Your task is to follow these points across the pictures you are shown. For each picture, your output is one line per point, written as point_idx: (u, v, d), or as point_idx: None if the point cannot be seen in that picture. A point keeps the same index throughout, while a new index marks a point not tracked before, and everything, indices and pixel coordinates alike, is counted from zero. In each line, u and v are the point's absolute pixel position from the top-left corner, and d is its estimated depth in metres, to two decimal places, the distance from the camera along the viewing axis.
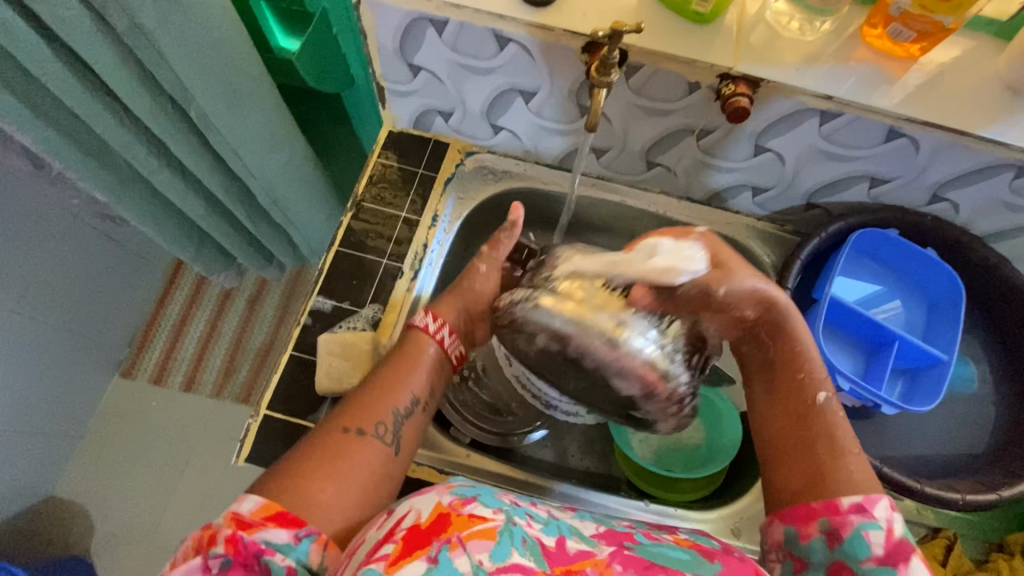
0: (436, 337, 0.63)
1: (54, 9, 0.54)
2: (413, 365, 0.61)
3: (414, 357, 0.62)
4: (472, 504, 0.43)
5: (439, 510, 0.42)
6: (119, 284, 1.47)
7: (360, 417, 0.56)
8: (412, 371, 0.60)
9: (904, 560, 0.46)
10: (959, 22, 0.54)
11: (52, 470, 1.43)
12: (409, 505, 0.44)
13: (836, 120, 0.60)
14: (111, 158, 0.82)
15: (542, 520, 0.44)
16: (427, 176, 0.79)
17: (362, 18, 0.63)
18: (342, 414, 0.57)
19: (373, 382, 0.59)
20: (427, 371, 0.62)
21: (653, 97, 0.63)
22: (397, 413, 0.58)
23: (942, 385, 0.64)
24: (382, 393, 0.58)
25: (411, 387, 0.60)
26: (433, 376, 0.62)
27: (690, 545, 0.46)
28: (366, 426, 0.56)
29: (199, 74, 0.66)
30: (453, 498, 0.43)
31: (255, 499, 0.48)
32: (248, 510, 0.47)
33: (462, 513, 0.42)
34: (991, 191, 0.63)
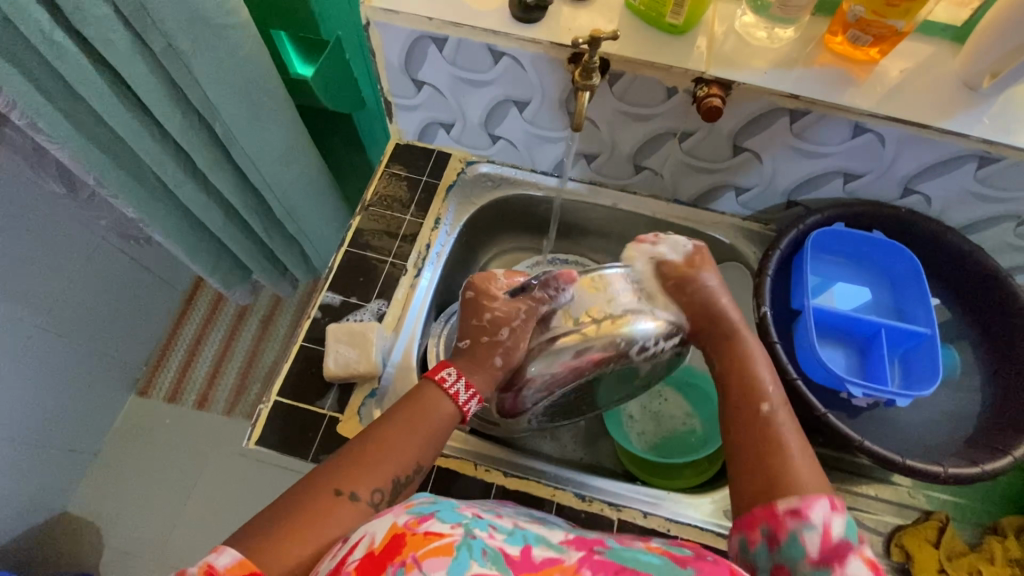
0: (464, 407, 0.58)
1: (102, 32, 0.62)
2: (420, 420, 0.55)
3: (426, 414, 0.56)
4: (430, 521, 0.40)
5: (394, 532, 0.40)
6: (138, 302, 1.54)
7: (352, 475, 0.50)
8: (416, 427, 0.55)
9: (842, 562, 0.43)
10: (910, 26, 0.59)
11: (67, 487, 1.46)
12: (364, 531, 0.42)
13: (805, 118, 0.65)
14: (141, 172, 0.89)
15: (506, 530, 0.42)
16: (430, 183, 0.84)
17: (371, 38, 0.70)
18: (332, 470, 0.51)
19: (377, 436, 0.54)
20: (440, 431, 0.56)
21: (637, 102, 0.69)
22: (397, 480, 0.52)
23: (939, 366, 0.64)
24: (384, 453, 0.52)
25: (412, 451, 0.54)
26: (442, 436, 0.56)
27: (664, 551, 0.43)
28: (358, 488, 0.50)
29: (223, 90, 0.72)
30: (409, 517, 0.41)
31: (231, 554, 0.43)
32: (225, 565, 0.42)
33: (417, 532, 0.39)
34: (959, 182, 0.67)
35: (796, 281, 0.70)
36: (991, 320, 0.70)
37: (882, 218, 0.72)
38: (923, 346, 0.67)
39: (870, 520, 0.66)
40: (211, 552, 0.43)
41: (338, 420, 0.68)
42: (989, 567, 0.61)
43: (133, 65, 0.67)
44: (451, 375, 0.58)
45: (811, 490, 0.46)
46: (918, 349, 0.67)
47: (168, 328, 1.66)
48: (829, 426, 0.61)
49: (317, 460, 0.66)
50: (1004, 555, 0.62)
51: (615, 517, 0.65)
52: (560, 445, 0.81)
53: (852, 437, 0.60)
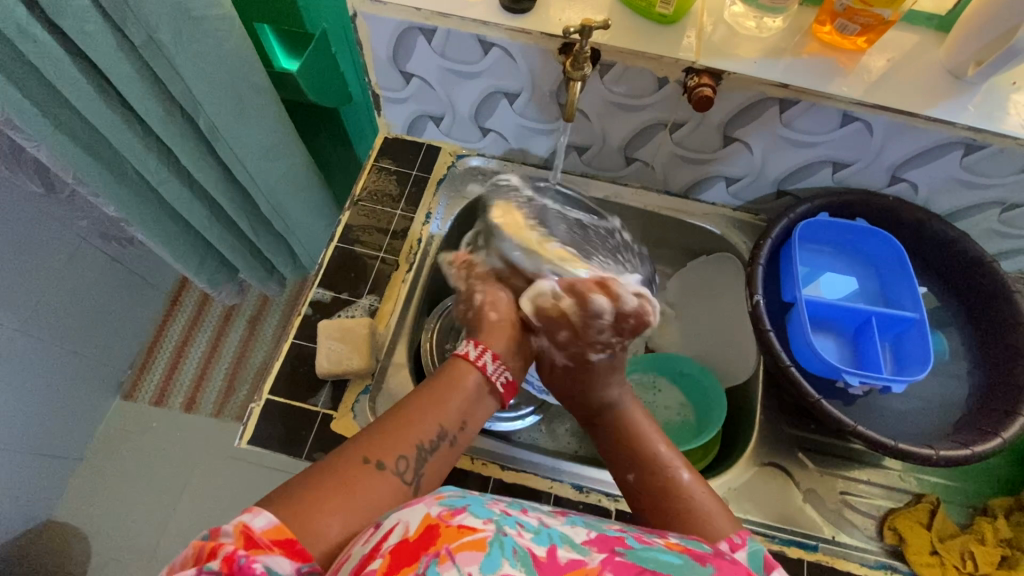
0: (479, 364, 0.58)
1: (79, 24, 0.60)
2: (448, 394, 0.56)
3: (453, 387, 0.56)
4: (462, 515, 0.40)
5: (427, 522, 0.40)
6: (121, 305, 1.51)
7: (381, 447, 0.50)
8: (446, 400, 0.55)
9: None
10: (897, 15, 0.60)
11: (51, 493, 1.43)
12: (397, 518, 0.41)
13: (795, 107, 0.65)
14: (122, 169, 0.87)
15: (533, 529, 0.42)
16: (420, 178, 0.84)
17: (359, 30, 0.69)
18: (362, 442, 0.50)
19: (405, 411, 0.53)
20: (467, 405, 0.56)
21: (627, 93, 0.69)
22: (422, 448, 0.51)
23: (930, 351, 0.64)
24: (411, 423, 0.52)
25: (438, 419, 0.54)
26: (468, 407, 0.56)
27: (682, 548, 0.43)
28: (387, 458, 0.49)
29: (206, 83, 0.71)
30: (442, 509, 0.41)
31: (267, 517, 0.42)
32: (259, 528, 0.41)
33: (451, 525, 0.39)
34: (946, 170, 0.68)
35: (785, 269, 0.70)
36: (977, 305, 0.71)
37: (870, 207, 0.73)
38: (913, 331, 0.67)
39: (864, 504, 0.67)
40: (246, 511, 0.42)
41: (331, 417, 0.67)
42: (981, 547, 0.62)
43: (112, 58, 0.65)
44: (474, 348, 0.60)
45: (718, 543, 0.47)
46: (908, 334, 0.67)
47: (153, 331, 1.63)
48: (822, 412, 0.61)
49: (311, 458, 0.65)
50: (995, 534, 0.63)
51: (612, 508, 0.66)
52: (554, 438, 0.80)
53: (845, 422, 0.61)
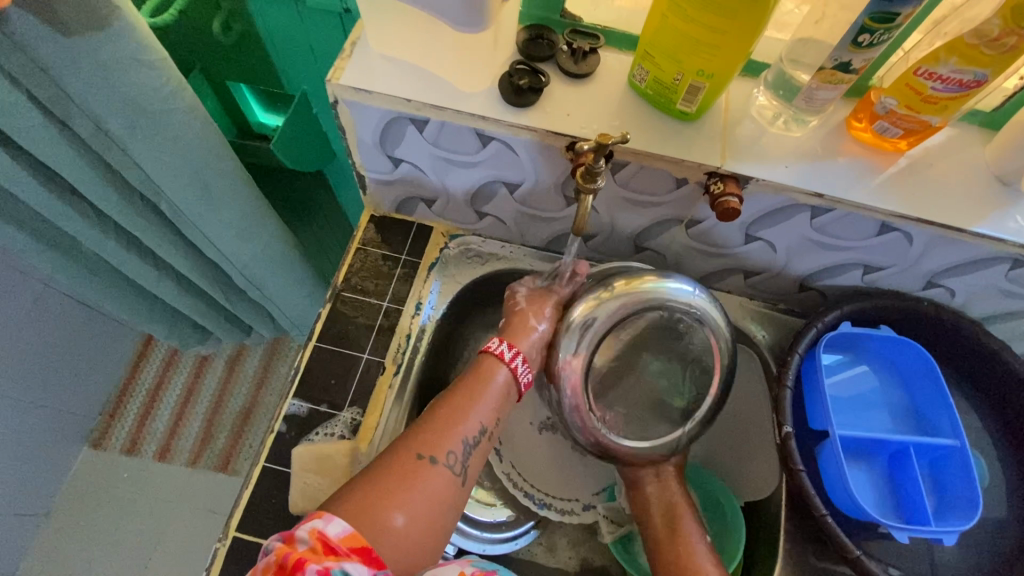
0: (508, 363, 0.60)
1: (13, 118, 0.52)
2: (481, 389, 0.59)
3: (486, 382, 0.59)
4: None
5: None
6: (89, 353, 1.41)
7: (430, 441, 0.54)
8: (480, 398, 0.58)
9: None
10: (945, 120, 0.54)
11: (12, 556, 1.33)
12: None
13: (827, 215, 0.59)
14: (76, 245, 0.78)
15: None
16: (410, 263, 0.76)
17: (340, 115, 0.61)
18: (412, 436, 0.55)
19: (444, 408, 0.57)
20: (497, 402, 0.59)
21: (641, 190, 0.62)
22: (466, 442, 0.56)
23: (978, 495, 0.58)
24: (449, 421, 0.56)
25: (478, 417, 0.57)
26: (499, 404, 0.59)
27: None
28: (437, 453, 0.54)
29: (168, 173, 0.62)
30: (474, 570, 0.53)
31: (340, 524, 0.46)
32: (334, 533, 0.45)
33: None
34: (987, 280, 0.62)
35: (810, 387, 0.65)
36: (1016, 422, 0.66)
37: (902, 311, 0.66)
38: (954, 461, 0.61)
39: None
40: (315, 519, 0.45)
41: None
42: None
43: (54, 148, 0.57)
44: (497, 341, 0.61)
45: None
46: (947, 462, 0.62)
47: (122, 377, 1.53)
48: (859, 567, 0.56)
49: None
50: None
51: None
52: None
53: None
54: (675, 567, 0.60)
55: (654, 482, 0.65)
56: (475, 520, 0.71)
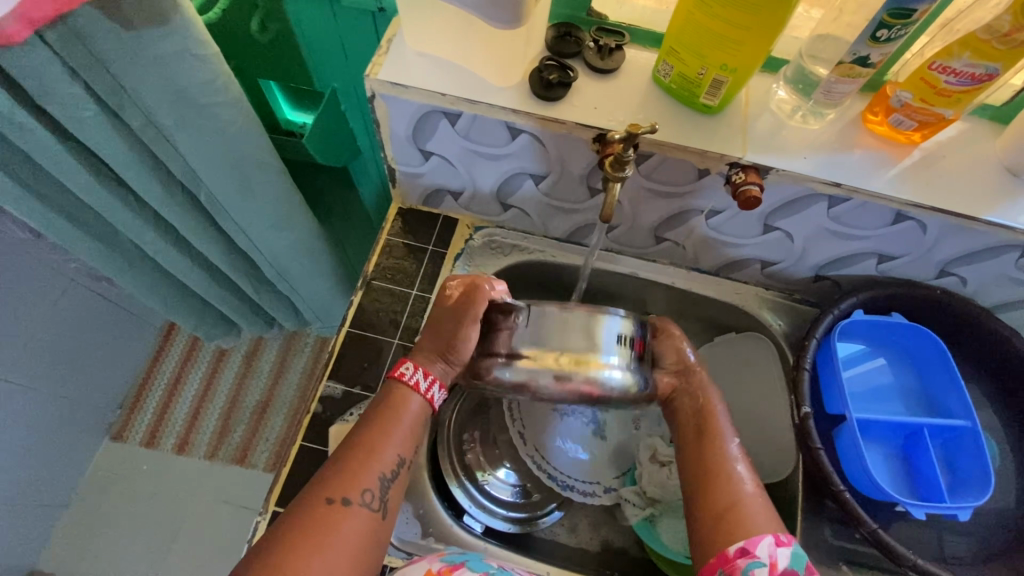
0: (420, 389, 0.57)
1: (72, 111, 0.55)
2: (393, 419, 0.56)
3: (398, 413, 0.56)
4: (460, 569, 0.54)
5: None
6: (113, 346, 1.44)
7: (341, 483, 0.51)
8: (392, 429, 0.55)
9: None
10: (959, 113, 0.56)
11: (38, 543, 1.37)
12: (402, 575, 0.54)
13: (844, 205, 0.61)
14: (115, 235, 0.81)
15: None
16: (437, 253, 0.79)
17: (376, 110, 0.64)
18: (321, 481, 0.52)
19: (356, 444, 0.54)
20: (413, 428, 0.56)
21: (663, 181, 0.64)
22: (383, 477, 0.53)
23: (991, 473, 0.61)
24: (363, 458, 0.53)
25: (393, 447, 0.54)
26: (417, 431, 0.57)
27: None
28: (350, 493, 0.51)
29: (210, 165, 0.65)
30: (442, 564, 0.55)
31: None
32: None
33: None
34: (999, 268, 0.64)
35: (825, 375, 0.67)
36: None
37: (915, 298, 0.69)
38: (966, 440, 0.64)
39: None
40: None
41: None
42: None
43: (105, 140, 0.60)
44: (407, 366, 0.58)
45: (754, 529, 0.53)
46: (960, 442, 0.64)
47: (144, 369, 1.56)
48: (877, 541, 0.58)
49: None
50: None
51: None
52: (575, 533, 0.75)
53: (904, 555, 0.58)
54: (702, 466, 0.58)
55: (683, 393, 0.63)
56: (511, 504, 0.73)
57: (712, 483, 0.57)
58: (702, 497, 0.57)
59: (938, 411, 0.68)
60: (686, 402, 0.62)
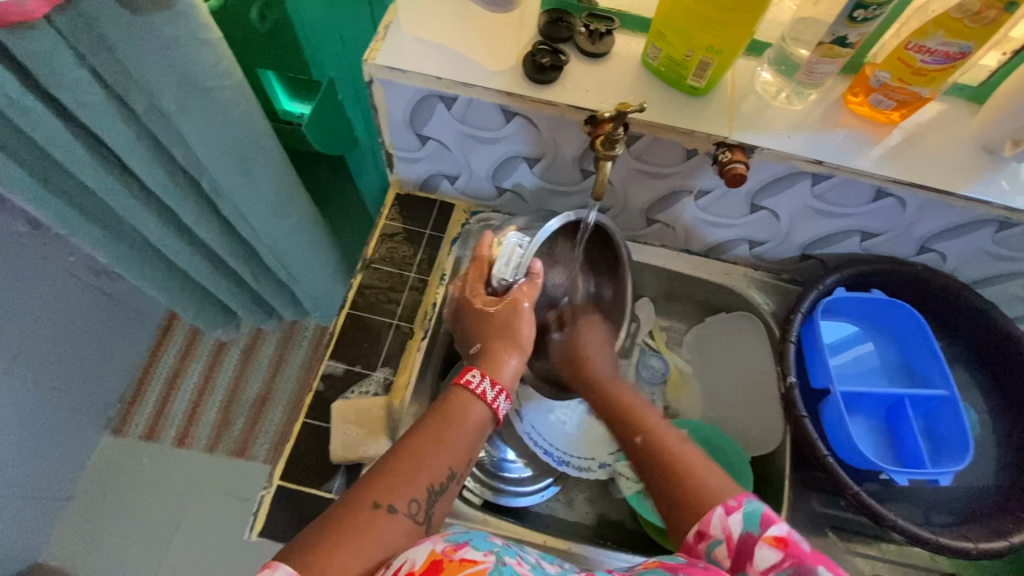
0: (492, 405, 0.58)
1: (79, 96, 0.57)
2: (452, 429, 0.55)
3: (456, 422, 0.55)
4: (463, 549, 0.45)
5: (433, 558, 0.44)
6: (113, 340, 1.45)
7: (391, 487, 0.50)
8: (449, 441, 0.54)
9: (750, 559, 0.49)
10: (935, 92, 0.59)
11: (40, 536, 1.38)
12: (404, 555, 0.45)
13: (827, 182, 0.63)
14: (117, 223, 0.83)
15: (530, 561, 0.48)
16: (434, 237, 0.81)
17: (374, 95, 0.66)
18: (370, 483, 0.50)
19: (411, 449, 0.53)
20: (469, 442, 0.55)
21: (653, 161, 0.66)
22: (432, 489, 0.51)
23: (969, 437, 0.63)
24: (413, 466, 0.51)
25: (447, 460, 0.53)
26: (473, 444, 0.55)
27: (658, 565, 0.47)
28: (397, 500, 0.49)
29: (212, 149, 0.67)
30: (445, 545, 0.45)
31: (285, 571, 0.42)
32: None
33: (454, 559, 0.44)
34: (976, 243, 0.67)
35: (811, 349, 0.69)
36: (1006, 377, 0.70)
37: (895, 275, 0.72)
38: (945, 408, 0.67)
39: None
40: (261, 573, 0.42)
41: None
42: None
43: (111, 125, 0.62)
44: (475, 375, 0.58)
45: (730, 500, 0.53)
46: (940, 411, 0.67)
47: (143, 363, 1.57)
48: (860, 504, 0.61)
49: None
50: None
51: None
52: (572, 507, 0.77)
53: (885, 516, 0.60)
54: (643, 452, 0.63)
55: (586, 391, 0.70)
56: (501, 475, 0.75)
57: (669, 470, 0.59)
58: (659, 486, 0.59)
59: (919, 381, 0.71)
60: (590, 382, 0.69)
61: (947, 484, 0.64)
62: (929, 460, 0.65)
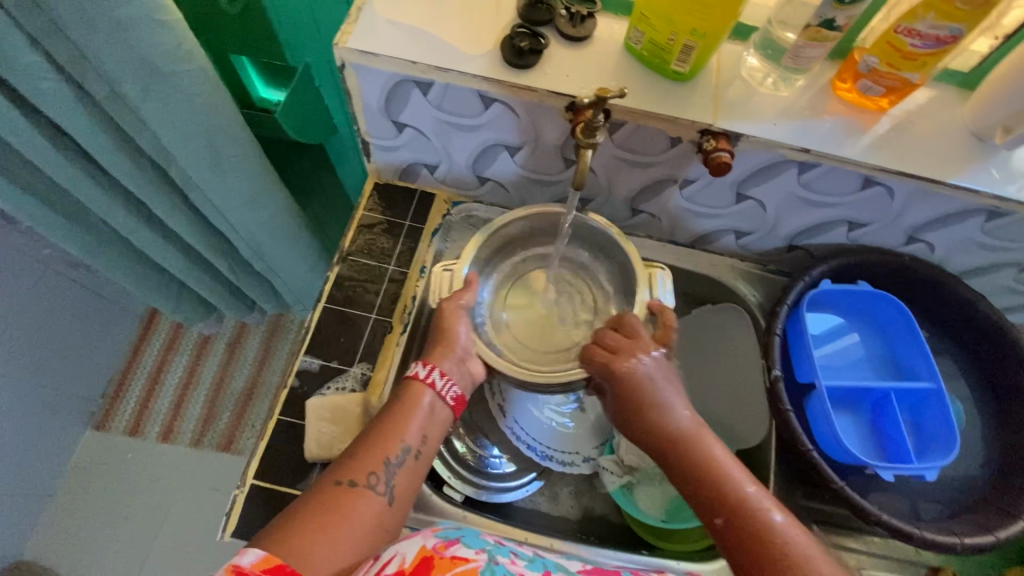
0: (428, 382, 0.57)
1: (33, 81, 0.54)
2: (406, 408, 0.55)
3: (409, 404, 0.55)
4: (454, 547, 0.49)
5: (424, 554, 0.47)
6: (92, 334, 1.42)
7: (350, 466, 0.51)
8: (403, 419, 0.54)
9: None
10: (924, 78, 0.57)
11: (21, 533, 1.35)
12: (395, 550, 0.47)
13: (814, 171, 0.62)
14: (85, 215, 0.80)
15: (525, 557, 0.53)
16: (414, 228, 0.78)
17: (347, 80, 0.63)
18: (332, 467, 0.51)
19: (369, 431, 0.54)
20: (424, 416, 0.56)
21: (637, 150, 0.64)
22: (390, 463, 0.52)
23: (955, 431, 0.63)
24: (370, 445, 0.52)
25: (402, 435, 0.53)
26: (428, 420, 0.56)
27: None
28: (357, 476, 0.50)
29: (179, 137, 0.64)
30: (437, 542, 0.49)
31: (255, 552, 0.42)
32: (248, 562, 0.41)
33: (445, 556, 0.47)
34: (964, 233, 0.66)
35: (796, 343, 0.68)
36: (993, 369, 0.70)
37: (883, 266, 0.70)
38: (932, 402, 0.66)
39: None
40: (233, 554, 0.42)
41: None
42: None
43: (69, 112, 0.59)
44: (418, 365, 0.58)
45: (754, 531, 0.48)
46: (926, 405, 0.66)
47: (125, 357, 1.54)
48: (845, 499, 0.60)
49: None
50: None
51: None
52: (556, 503, 0.76)
53: (871, 511, 0.59)
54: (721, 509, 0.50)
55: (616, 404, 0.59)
56: (485, 471, 0.74)
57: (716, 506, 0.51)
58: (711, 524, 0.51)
59: (905, 375, 0.70)
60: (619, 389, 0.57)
61: (932, 478, 0.64)
62: (915, 454, 0.64)
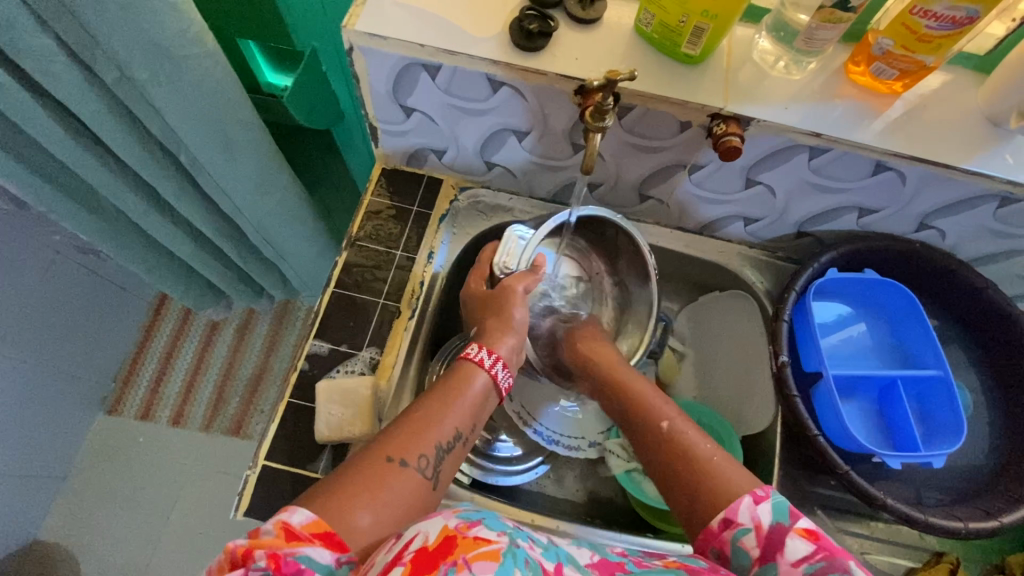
0: (485, 365, 0.58)
1: (43, 64, 0.54)
2: (458, 394, 0.55)
3: (464, 386, 0.56)
4: (478, 527, 0.40)
5: (446, 533, 0.39)
6: (103, 319, 1.44)
7: (401, 443, 0.49)
8: (455, 402, 0.54)
9: (780, 549, 0.46)
10: (939, 60, 0.56)
11: (37, 513, 1.38)
12: (417, 528, 0.40)
13: (825, 156, 0.61)
14: (96, 199, 0.80)
15: (542, 544, 0.43)
16: (422, 214, 0.78)
17: (355, 63, 0.63)
18: (378, 442, 0.50)
19: (419, 412, 0.52)
20: (474, 404, 0.55)
21: (646, 134, 0.64)
22: (441, 446, 0.51)
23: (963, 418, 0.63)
24: (420, 426, 0.51)
25: (454, 421, 0.53)
26: (479, 408, 0.56)
27: (678, 567, 0.46)
28: (408, 455, 0.49)
29: (187, 120, 0.64)
30: (459, 520, 0.40)
31: (304, 512, 0.42)
32: (298, 522, 0.42)
33: (467, 535, 0.38)
34: (977, 219, 0.65)
35: (803, 329, 0.68)
36: (1002, 357, 0.69)
37: (892, 253, 0.70)
38: (939, 389, 0.66)
39: (881, 563, 0.67)
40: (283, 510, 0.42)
41: None
42: None
43: (79, 95, 0.59)
44: (474, 348, 0.59)
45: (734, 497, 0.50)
46: (933, 392, 0.66)
47: (135, 343, 1.56)
48: (849, 482, 0.60)
49: None
50: None
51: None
52: (562, 486, 0.77)
53: (875, 495, 0.60)
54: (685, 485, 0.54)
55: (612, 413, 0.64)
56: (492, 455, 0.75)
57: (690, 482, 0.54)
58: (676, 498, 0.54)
59: (912, 362, 0.70)
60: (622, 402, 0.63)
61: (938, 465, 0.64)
62: (921, 441, 0.64)
